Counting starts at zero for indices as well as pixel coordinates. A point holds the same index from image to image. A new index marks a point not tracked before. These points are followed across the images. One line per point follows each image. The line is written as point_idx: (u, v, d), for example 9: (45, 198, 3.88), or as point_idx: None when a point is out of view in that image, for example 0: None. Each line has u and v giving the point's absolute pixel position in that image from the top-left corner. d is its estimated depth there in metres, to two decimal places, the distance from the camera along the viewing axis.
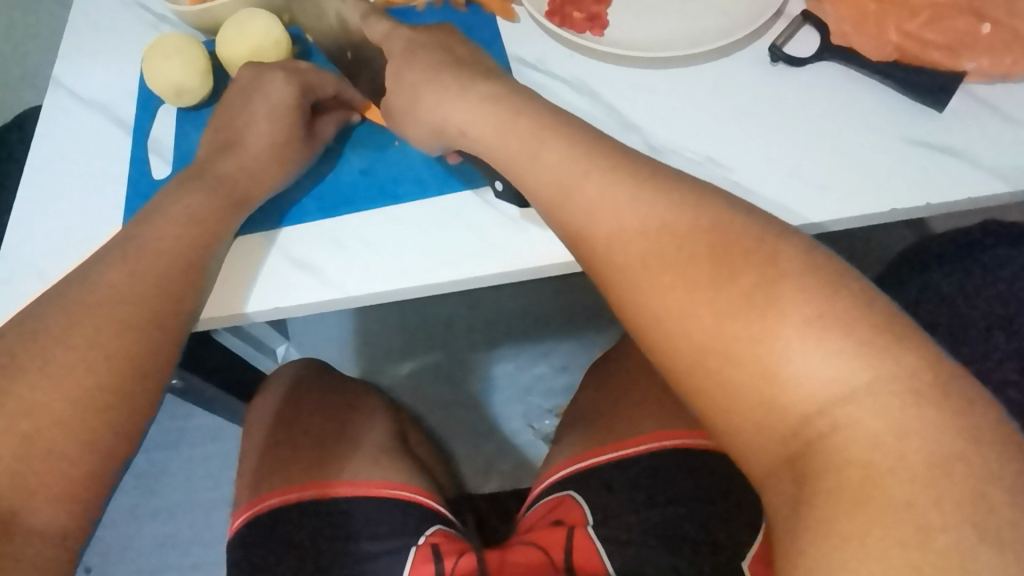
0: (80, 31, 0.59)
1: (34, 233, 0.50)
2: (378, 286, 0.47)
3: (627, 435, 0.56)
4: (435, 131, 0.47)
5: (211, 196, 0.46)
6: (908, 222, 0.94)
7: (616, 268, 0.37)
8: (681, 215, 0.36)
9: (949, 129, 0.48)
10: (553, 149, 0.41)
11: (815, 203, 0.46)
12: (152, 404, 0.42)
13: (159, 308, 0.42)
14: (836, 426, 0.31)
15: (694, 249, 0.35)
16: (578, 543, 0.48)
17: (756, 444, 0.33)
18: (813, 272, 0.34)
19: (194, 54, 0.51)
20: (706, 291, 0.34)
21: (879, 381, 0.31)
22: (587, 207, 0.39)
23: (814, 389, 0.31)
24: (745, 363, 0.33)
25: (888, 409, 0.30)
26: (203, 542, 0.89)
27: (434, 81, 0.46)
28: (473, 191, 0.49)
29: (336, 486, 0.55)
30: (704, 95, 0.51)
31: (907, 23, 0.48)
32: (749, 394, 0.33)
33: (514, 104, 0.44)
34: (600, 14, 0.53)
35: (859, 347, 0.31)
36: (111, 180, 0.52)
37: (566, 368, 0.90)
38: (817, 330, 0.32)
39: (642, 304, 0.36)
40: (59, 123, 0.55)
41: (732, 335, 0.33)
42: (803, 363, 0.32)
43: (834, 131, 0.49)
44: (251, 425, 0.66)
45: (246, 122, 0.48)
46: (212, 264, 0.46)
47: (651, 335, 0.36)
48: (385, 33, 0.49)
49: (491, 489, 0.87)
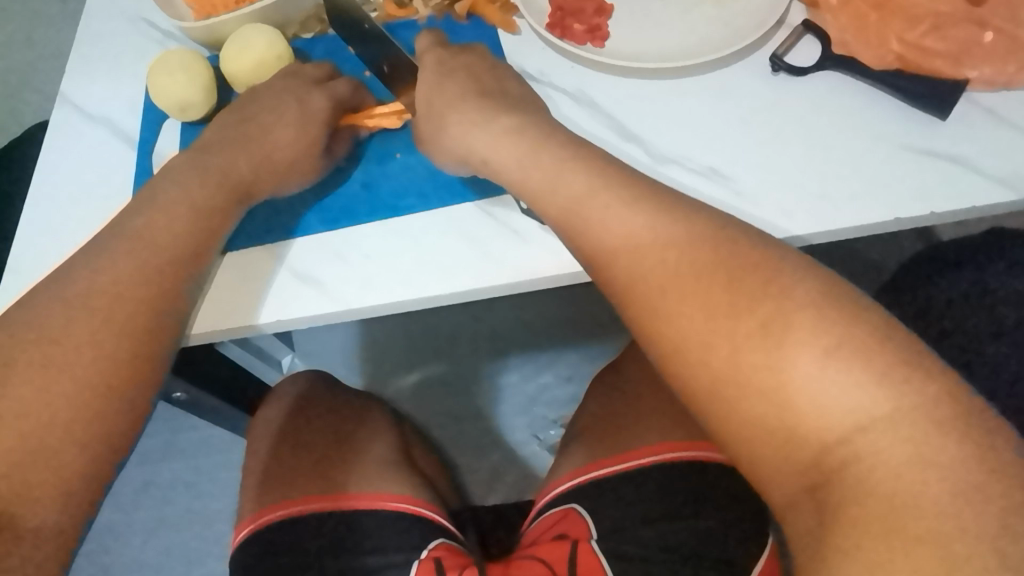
0: (87, 48, 0.59)
1: (37, 247, 0.50)
2: (382, 298, 0.47)
3: (633, 447, 0.56)
4: (460, 159, 0.47)
5: (216, 217, 0.46)
6: (915, 231, 0.93)
7: (634, 295, 0.38)
8: (695, 243, 0.37)
9: (954, 139, 0.47)
10: (576, 176, 0.41)
11: (818, 213, 0.46)
12: (139, 418, 0.42)
13: (164, 325, 0.43)
14: (859, 455, 0.31)
15: (714, 277, 0.36)
16: (582, 556, 0.48)
17: (777, 471, 0.33)
18: (825, 296, 0.34)
19: (196, 69, 0.52)
20: (724, 320, 0.35)
21: (900, 411, 0.31)
22: (597, 230, 0.39)
23: (837, 418, 0.32)
24: (766, 392, 0.33)
25: (909, 437, 0.30)
26: (208, 556, 0.89)
27: (459, 107, 0.46)
28: (477, 202, 0.49)
29: (353, 500, 0.54)
30: (707, 107, 0.51)
31: (908, 31, 0.49)
32: (768, 422, 0.33)
33: (538, 133, 0.44)
34: (600, 26, 0.54)
35: (878, 376, 0.31)
36: (115, 193, 0.52)
37: (570, 379, 0.90)
38: (835, 364, 0.32)
39: (661, 332, 0.37)
40: (65, 138, 0.55)
41: (750, 365, 0.33)
42: (822, 394, 0.32)
43: (837, 142, 0.48)
44: (253, 436, 0.66)
45: (257, 142, 0.48)
46: (207, 276, 0.47)
47: (671, 358, 0.36)
48: (424, 49, 0.50)
49: (495, 500, 0.86)
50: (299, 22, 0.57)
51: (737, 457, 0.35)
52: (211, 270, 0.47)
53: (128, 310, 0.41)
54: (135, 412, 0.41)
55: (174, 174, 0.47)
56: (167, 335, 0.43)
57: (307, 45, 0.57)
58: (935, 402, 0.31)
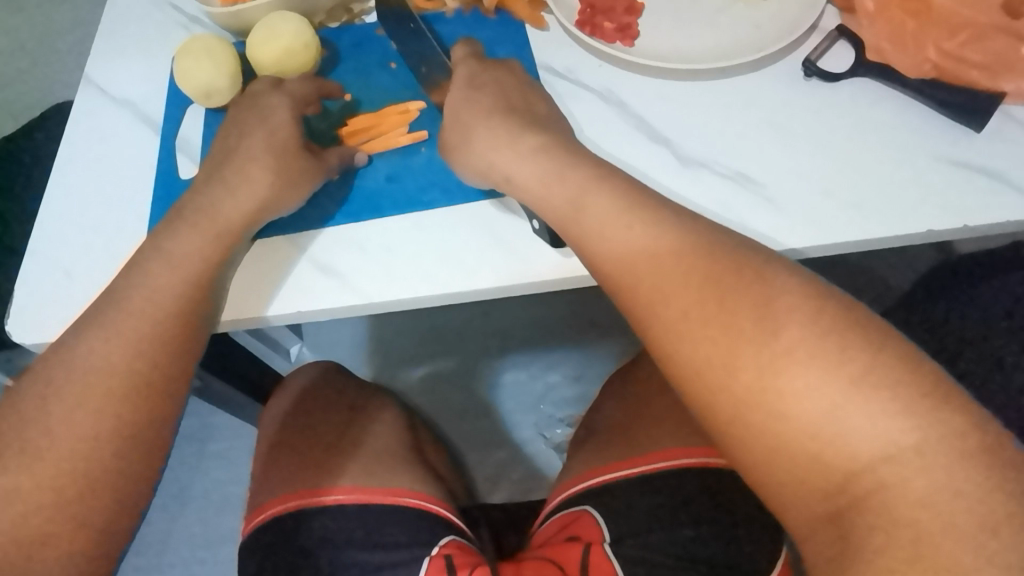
0: (111, 31, 0.59)
1: (59, 229, 0.50)
2: (400, 297, 0.46)
3: (642, 451, 0.55)
4: (480, 172, 0.46)
5: (254, 208, 0.46)
6: (933, 244, 0.93)
7: (656, 315, 0.37)
8: (716, 264, 0.36)
9: (989, 152, 0.47)
10: (602, 196, 0.41)
11: (851, 222, 0.45)
12: (172, 411, 0.42)
13: (192, 315, 0.43)
14: (884, 483, 0.30)
15: (736, 302, 0.35)
16: (596, 561, 0.48)
17: (801, 497, 0.33)
18: (827, 321, 0.33)
19: (223, 54, 0.51)
20: (745, 345, 0.34)
21: (927, 441, 0.30)
22: (610, 245, 0.39)
23: (864, 447, 0.31)
24: (792, 418, 0.32)
25: (939, 467, 0.30)
26: (212, 545, 0.89)
27: (487, 124, 0.46)
28: (493, 199, 0.49)
29: (330, 493, 0.54)
30: (738, 112, 0.50)
31: (946, 41, 0.47)
32: (792, 447, 0.32)
33: (562, 157, 0.43)
34: (631, 25, 0.53)
35: (904, 405, 0.31)
36: (139, 178, 0.52)
37: (580, 377, 0.89)
38: (860, 393, 0.31)
39: (681, 357, 0.36)
40: (88, 121, 0.55)
41: (773, 391, 0.33)
42: (846, 422, 0.31)
43: (857, 152, 0.48)
44: (267, 421, 0.66)
45: (243, 138, 0.48)
46: (229, 267, 0.46)
47: (692, 388, 0.36)
48: (460, 60, 0.51)
49: (500, 498, 0.84)
50: (326, 11, 0.57)
51: (753, 478, 0.34)
52: (234, 263, 0.46)
53: (149, 305, 0.42)
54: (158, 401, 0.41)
55: (207, 181, 0.47)
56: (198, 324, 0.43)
57: (331, 36, 0.57)
58: (959, 418, 0.31)
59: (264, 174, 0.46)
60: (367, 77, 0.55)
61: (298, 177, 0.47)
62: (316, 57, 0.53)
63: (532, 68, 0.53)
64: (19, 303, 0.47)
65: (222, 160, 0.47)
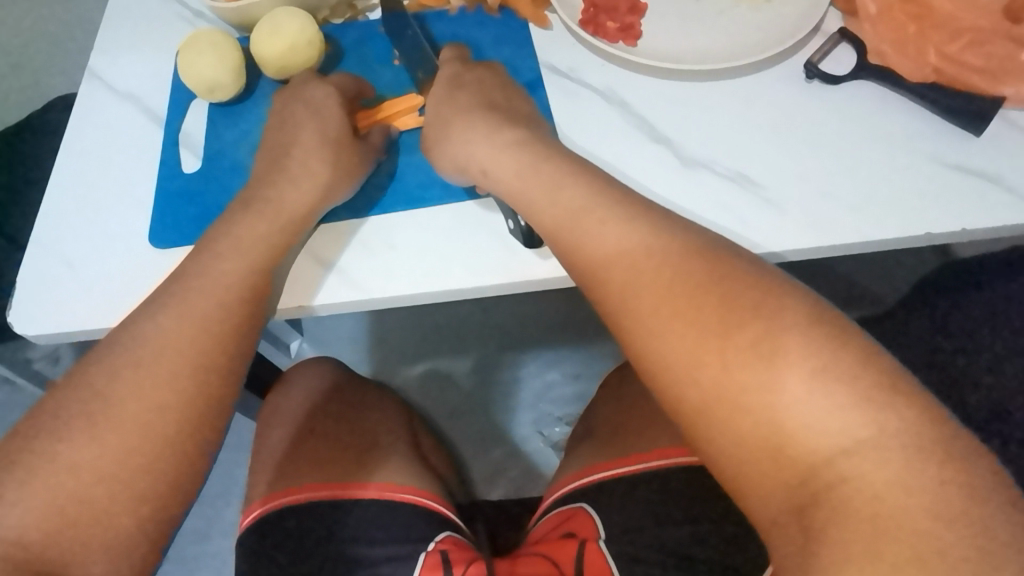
0: (116, 25, 0.59)
1: (62, 220, 0.50)
2: (382, 291, 0.47)
3: (638, 450, 0.55)
4: (460, 166, 0.46)
5: (270, 202, 0.46)
6: (933, 248, 0.93)
7: (630, 309, 0.37)
8: (686, 259, 0.37)
9: (989, 156, 0.47)
10: (572, 192, 0.41)
11: (846, 224, 0.46)
12: (221, 414, 0.41)
13: (231, 311, 0.42)
14: (844, 477, 0.31)
15: (706, 295, 0.35)
16: (591, 557, 0.48)
17: (763, 489, 0.33)
18: (802, 319, 0.34)
19: (227, 50, 0.52)
20: (715, 339, 0.34)
21: (883, 435, 0.30)
22: (585, 237, 0.40)
23: (822, 440, 0.31)
24: (750, 412, 0.33)
25: (895, 461, 0.30)
26: (207, 537, 0.89)
27: (465, 119, 0.47)
28: (477, 199, 0.49)
29: (362, 489, 0.54)
30: (733, 113, 0.50)
31: (948, 44, 0.47)
32: (756, 440, 0.32)
33: (542, 149, 0.44)
34: (633, 25, 0.53)
35: (864, 399, 0.31)
36: (141, 172, 0.52)
37: (578, 377, 0.90)
38: (820, 386, 0.32)
39: (654, 351, 0.36)
40: (93, 114, 0.55)
41: (739, 384, 0.33)
42: (807, 416, 0.32)
43: (852, 154, 0.48)
44: (269, 416, 0.65)
45: (294, 131, 0.49)
46: (290, 256, 0.46)
47: (661, 382, 0.36)
48: (443, 62, 0.51)
49: (498, 495, 0.84)
50: (330, 7, 0.57)
51: (717, 474, 0.34)
52: (285, 271, 0.46)
53: (152, 298, 0.42)
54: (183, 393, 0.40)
55: None
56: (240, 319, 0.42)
57: (334, 32, 0.57)
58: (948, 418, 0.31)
59: (286, 172, 0.47)
60: (370, 74, 0.55)
61: (340, 166, 0.48)
62: (320, 54, 0.54)
63: (534, 66, 0.54)
64: (23, 294, 0.48)
65: (273, 159, 0.48)
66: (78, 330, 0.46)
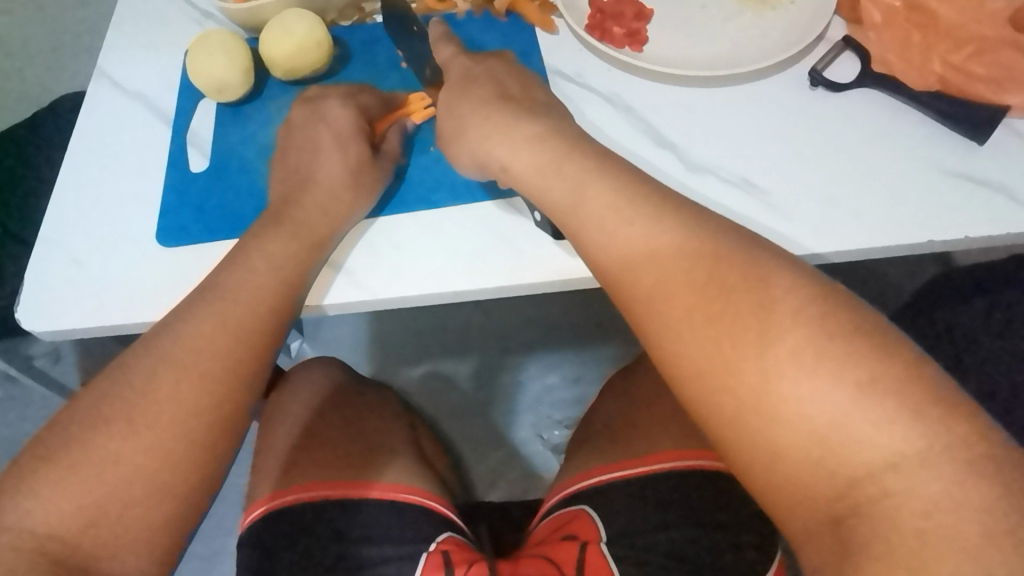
0: (125, 25, 0.60)
1: (70, 217, 0.51)
2: (389, 292, 0.47)
3: (643, 452, 0.56)
4: (478, 162, 0.47)
5: (291, 210, 0.47)
6: (932, 256, 0.94)
7: (657, 315, 0.37)
8: (724, 266, 0.37)
9: (992, 164, 0.47)
10: (599, 191, 0.41)
11: (870, 236, 0.46)
12: (241, 417, 0.41)
13: (241, 310, 0.42)
14: (889, 491, 0.31)
15: (742, 302, 0.35)
16: (590, 558, 0.48)
17: (802, 503, 0.33)
18: (848, 329, 0.33)
19: (235, 50, 0.52)
20: (752, 347, 0.34)
21: (932, 451, 0.31)
22: (612, 242, 0.40)
23: (868, 452, 0.31)
24: (790, 423, 0.33)
25: (942, 474, 0.30)
26: (204, 536, 0.89)
27: (481, 114, 0.46)
28: (499, 201, 0.49)
29: (368, 489, 0.55)
30: (760, 121, 0.51)
31: (952, 54, 0.49)
32: (796, 454, 0.33)
33: (563, 145, 0.44)
34: (640, 30, 0.54)
35: (912, 413, 0.31)
36: (150, 170, 0.53)
37: (578, 379, 0.90)
38: (866, 401, 0.31)
39: (683, 356, 0.36)
40: (102, 113, 0.55)
41: (777, 395, 0.33)
42: (851, 429, 0.31)
43: (882, 165, 0.48)
44: (271, 415, 0.65)
45: (315, 142, 0.49)
46: (318, 261, 0.46)
47: (690, 390, 0.36)
48: (447, 60, 0.50)
49: (497, 496, 0.84)
50: (338, 9, 0.57)
51: (751, 485, 0.35)
52: (308, 281, 0.46)
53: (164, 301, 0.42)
54: (183, 393, 0.39)
55: None
56: (254, 318, 0.42)
57: (341, 34, 0.57)
58: (958, 425, 0.31)
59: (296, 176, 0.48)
60: (378, 75, 0.55)
61: (349, 169, 0.48)
62: (328, 55, 0.54)
63: (540, 69, 0.54)
64: (32, 291, 0.48)
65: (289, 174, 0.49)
66: (84, 326, 0.46)
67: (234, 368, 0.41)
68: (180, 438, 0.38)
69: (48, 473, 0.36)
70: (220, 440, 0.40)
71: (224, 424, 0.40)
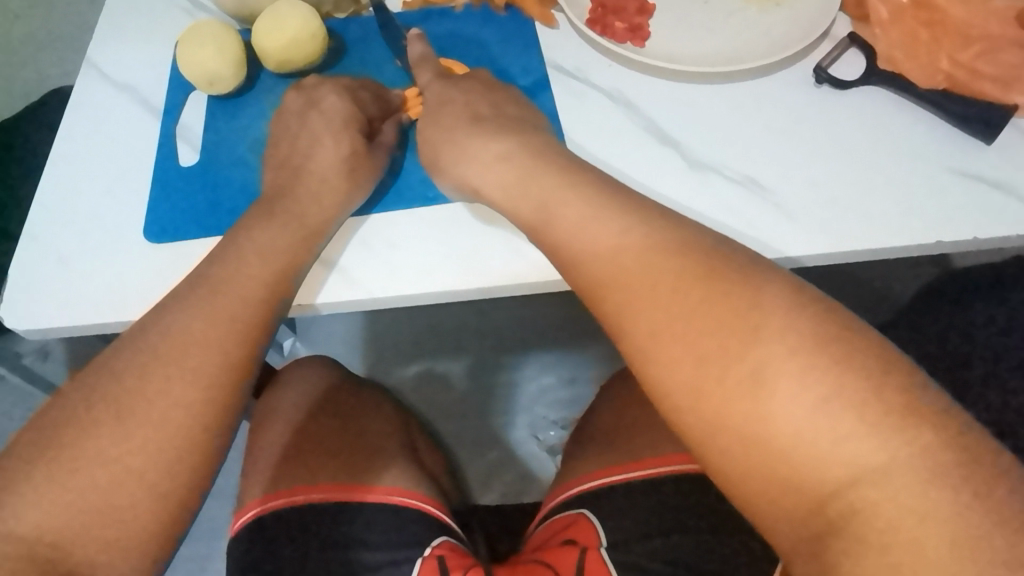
0: (114, 15, 0.58)
1: (56, 211, 0.49)
2: (383, 291, 0.46)
3: (641, 457, 0.54)
4: (453, 184, 0.46)
5: (286, 206, 0.45)
6: (930, 257, 0.93)
7: (624, 326, 0.36)
8: (684, 274, 0.35)
9: (999, 164, 0.46)
10: (565, 205, 0.40)
11: (869, 236, 0.45)
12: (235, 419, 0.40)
13: (232, 309, 0.41)
14: (854, 508, 0.29)
15: (699, 314, 0.34)
16: (591, 566, 0.47)
17: (777, 519, 0.32)
18: (806, 339, 0.32)
19: (228, 43, 0.51)
20: (711, 362, 0.33)
21: (895, 463, 0.29)
22: (580, 252, 0.39)
23: (833, 468, 0.30)
24: (750, 441, 0.32)
25: (919, 481, 0.29)
26: (197, 537, 0.88)
27: (450, 139, 0.46)
28: (465, 201, 0.48)
29: (368, 492, 0.54)
30: (742, 124, 0.50)
31: (960, 52, 0.47)
32: (762, 472, 0.31)
33: (530, 163, 0.43)
34: (641, 26, 0.53)
35: (874, 426, 0.30)
36: (138, 164, 0.51)
37: (573, 380, 0.89)
38: (826, 415, 0.30)
39: (649, 373, 0.35)
40: (89, 104, 0.54)
41: (738, 413, 0.32)
42: (812, 446, 0.30)
43: (865, 171, 0.47)
44: (262, 415, 0.63)
45: (309, 134, 0.48)
46: (309, 259, 0.45)
47: (661, 403, 0.35)
48: (424, 84, 0.50)
49: (491, 499, 0.84)
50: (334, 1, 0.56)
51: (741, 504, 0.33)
52: (301, 276, 0.45)
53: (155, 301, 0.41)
54: (176, 394, 0.38)
55: None
56: (247, 316, 0.41)
57: (337, 25, 0.56)
58: (971, 427, 0.30)
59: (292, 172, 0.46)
60: (375, 68, 0.54)
61: (344, 164, 0.47)
62: (322, 48, 0.53)
63: (541, 65, 0.53)
64: (16, 288, 0.46)
65: (283, 165, 0.48)
66: (70, 324, 0.45)
67: (227, 369, 0.39)
68: (173, 441, 0.37)
69: (27, 476, 0.34)
70: (214, 444, 0.38)
71: (215, 425, 0.38)
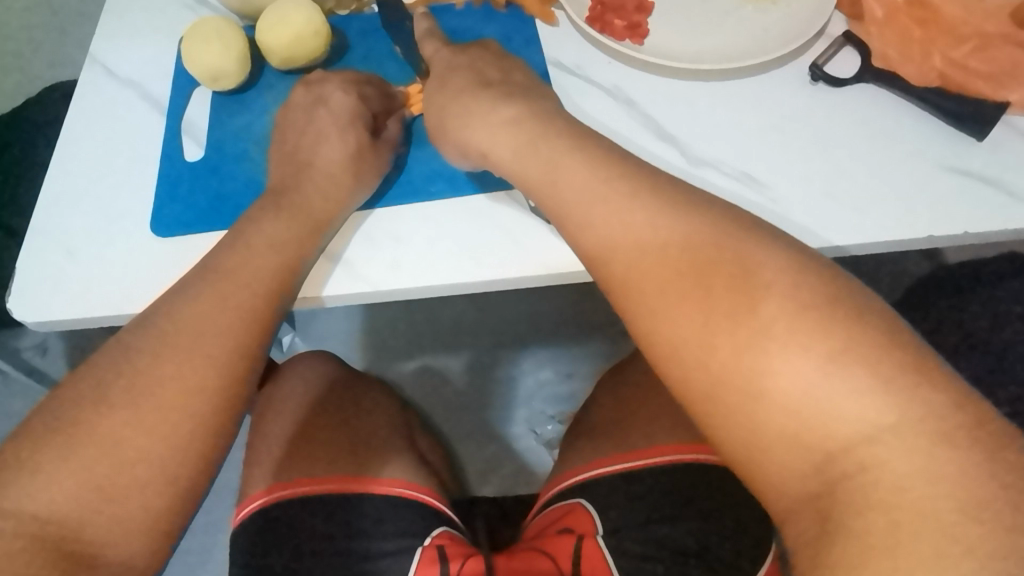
0: (117, 12, 0.59)
1: (61, 206, 0.50)
2: (386, 283, 0.46)
3: (639, 446, 0.55)
4: (462, 151, 0.47)
5: (290, 199, 0.46)
6: (923, 252, 0.94)
7: (632, 293, 0.37)
8: (697, 238, 0.36)
9: (990, 160, 0.47)
10: (573, 173, 0.40)
11: (863, 229, 0.46)
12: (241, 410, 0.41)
13: (238, 300, 0.41)
14: (864, 466, 0.30)
15: (713, 277, 0.35)
16: (589, 554, 0.49)
17: (783, 480, 0.32)
18: (819, 300, 0.33)
19: (232, 39, 0.51)
20: (724, 318, 0.34)
21: (907, 421, 0.30)
22: (589, 221, 0.39)
23: (843, 426, 0.31)
24: (762, 399, 0.32)
25: (916, 448, 0.29)
26: (199, 531, 0.88)
27: (459, 102, 0.46)
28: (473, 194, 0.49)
29: (373, 483, 0.54)
30: (744, 112, 0.51)
31: (953, 50, 0.48)
32: (772, 429, 0.32)
33: (539, 127, 0.43)
34: (641, 23, 0.54)
35: (885, 383, 0.30)
36: (142, 160, 0.52)
37: (571, 375, 0.90)
38: (838, 372, 0.31)
39: (660, 338, 0.36)
40: (94, 100, 0.54)
41: (749, 369, 0.33)
42: (824, 401, 0.31)
43: (869, 158, 0.48)
44: (264, 408, 0.64)
45: (313, 129, 0.49)
46: (314, 253, 0.46)
47: (668, 368, 0.35)
48: (432, 54, 0.50)
49: (490, 492, 0.84)
50: None
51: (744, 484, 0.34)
52: (306, 270, 0.45)
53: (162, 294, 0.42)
54: (183, 384, 0.38)
55: None
56: (252, 308, 0.42)
57: (339, 22, 0.57)
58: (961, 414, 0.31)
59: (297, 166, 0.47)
60: (377, 64, 0.55)
61: (347, 158, 0.47)
62: (325, 44, 0.53)
63: (540, 62, 0.54)
64: (23, 282, 0.47)
65: (287, 160, 0.48)
66: (77, 317, 0.45)
67: (233, 360, 0.40)
68: (180, 431, 0.38)
69: (37, 464, 0.35)
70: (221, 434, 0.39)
71: (221, 416, 0.39)
